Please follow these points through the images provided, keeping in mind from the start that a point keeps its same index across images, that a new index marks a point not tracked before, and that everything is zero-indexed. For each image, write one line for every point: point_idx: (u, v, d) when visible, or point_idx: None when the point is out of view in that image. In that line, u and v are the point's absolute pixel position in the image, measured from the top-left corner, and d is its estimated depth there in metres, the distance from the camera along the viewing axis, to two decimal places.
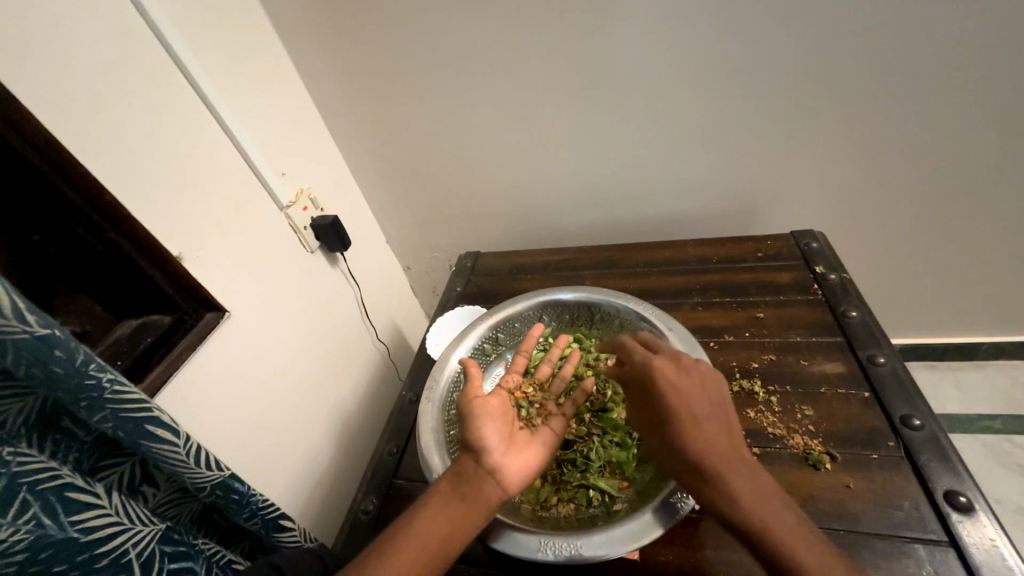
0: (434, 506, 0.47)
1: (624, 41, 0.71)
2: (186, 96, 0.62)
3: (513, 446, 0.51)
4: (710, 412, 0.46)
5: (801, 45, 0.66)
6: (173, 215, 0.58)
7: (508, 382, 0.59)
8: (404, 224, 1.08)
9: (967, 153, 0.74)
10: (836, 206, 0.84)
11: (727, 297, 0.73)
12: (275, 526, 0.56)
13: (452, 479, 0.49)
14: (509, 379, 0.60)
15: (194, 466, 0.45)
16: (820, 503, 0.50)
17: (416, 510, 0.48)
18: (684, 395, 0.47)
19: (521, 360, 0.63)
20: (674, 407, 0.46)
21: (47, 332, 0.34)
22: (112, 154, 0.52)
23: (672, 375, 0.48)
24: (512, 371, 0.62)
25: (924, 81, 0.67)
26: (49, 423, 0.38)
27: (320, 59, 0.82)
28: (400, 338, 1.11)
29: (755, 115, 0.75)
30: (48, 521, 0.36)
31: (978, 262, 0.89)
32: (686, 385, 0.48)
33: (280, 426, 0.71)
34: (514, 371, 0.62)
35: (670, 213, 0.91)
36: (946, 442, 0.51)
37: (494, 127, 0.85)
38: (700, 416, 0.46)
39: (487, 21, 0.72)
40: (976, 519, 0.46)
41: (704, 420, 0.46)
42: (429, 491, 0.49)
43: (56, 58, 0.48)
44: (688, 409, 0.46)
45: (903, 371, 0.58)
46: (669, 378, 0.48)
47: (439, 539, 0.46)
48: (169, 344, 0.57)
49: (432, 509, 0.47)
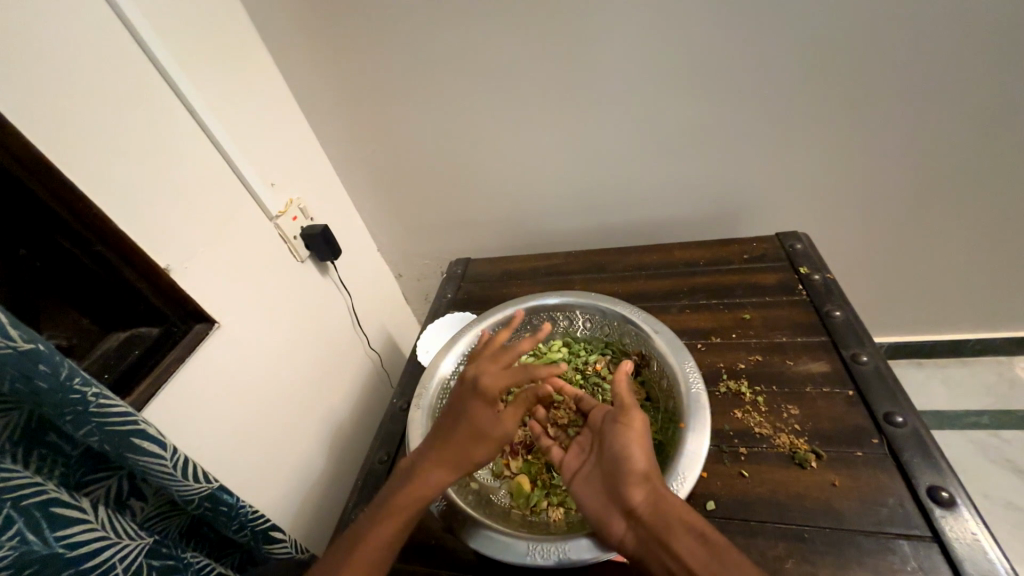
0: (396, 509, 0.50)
1: (608, 49, 0.72)
2: (172, 106, 0.62)
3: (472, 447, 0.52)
4: (655, 461, 0.49)
5: (780, 50, 0.68)
6: (160, 226, 0.58)
7: (499, 374, 0.53)
8: (394, 232, 1.08)
9: (943, 154, 0.76)
10: (820, 207, 0.86)
11: (714, 299, 0.74)
12: (265, 538, 0.55)
13: (417, 486, 0.51)
14: (488, 375, 0.53)
15: (182, 478, 0.45)
16: (806, 501, 0.51)
17: (377, 517, 0.50)
18: (639, 445, 0.49)
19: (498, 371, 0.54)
20: (620, 458, 0.48)
21: (32, 347, 0.34)
22: (97, 166, 0.52)
23: (633, 420, 0.50)
24: (496, 362, 0.55)
25: (899, 84, 0.69)
26: (35, 438, 0.38)
27: (307, 69, 0.83)
28: (391, 346, 1.11)
29: (739, 118, 0.76)
30: (32, 536, 0.35)
31: (959, 261, 0.91)
32: (645, 433, 0.50)
33: (270, 437, 0.71)
34: (499, 361, 0.55)
35: (657, 216, 0.92)
36: (928, 438, 0.52)
37: (482, 134, 0.86)
38: (645, 465, 0.47)
39: (474, 30, 0.73)
40: (958, 513, 0.47)
41: (652, 467, 0.48)
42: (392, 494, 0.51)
43: (39, 71, 0.48)
44: (638, 456, 0.48)
45: (886, 367, 0.59)
46: (633, 425, 0.50)
47: (395, 541, 0.50)
48: (156, 356, 0.57)
49: (393, 514, 0.50)
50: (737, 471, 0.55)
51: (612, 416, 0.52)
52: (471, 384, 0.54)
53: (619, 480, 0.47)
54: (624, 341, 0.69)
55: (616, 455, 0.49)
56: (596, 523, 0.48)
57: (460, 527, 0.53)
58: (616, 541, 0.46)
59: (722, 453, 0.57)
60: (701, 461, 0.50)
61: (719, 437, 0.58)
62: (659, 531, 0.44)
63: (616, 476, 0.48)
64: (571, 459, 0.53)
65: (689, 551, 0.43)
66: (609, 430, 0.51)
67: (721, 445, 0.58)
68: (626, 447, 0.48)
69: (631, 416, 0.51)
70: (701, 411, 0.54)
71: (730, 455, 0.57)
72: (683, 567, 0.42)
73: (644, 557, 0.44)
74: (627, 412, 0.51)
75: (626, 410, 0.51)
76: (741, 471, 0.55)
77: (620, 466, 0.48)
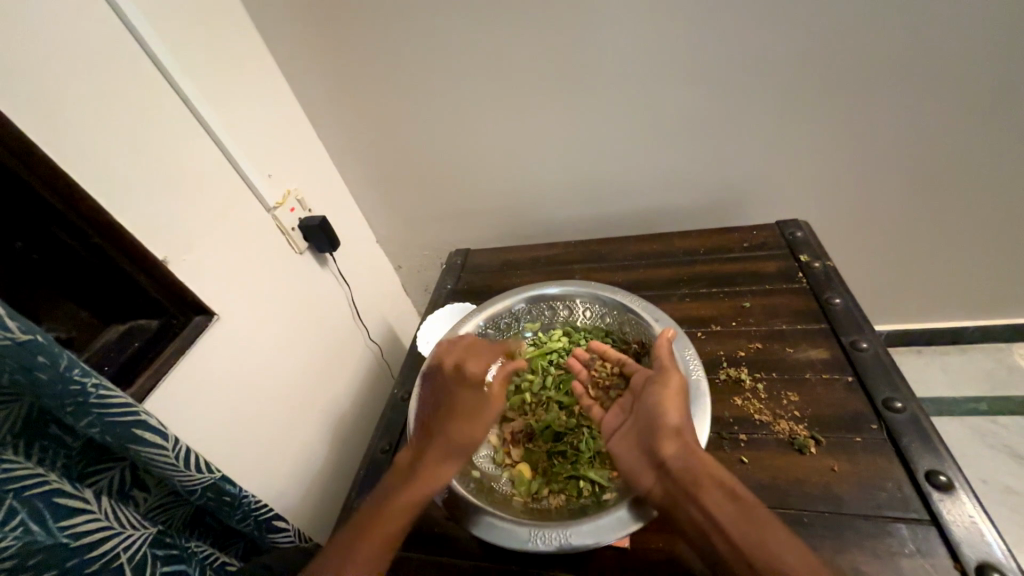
0: (399, 501, 0.50)
1: (607, 36, 0.71)
2: (167, 96, 0.61)
3: (478, 425, 0.54)
4: (688, 417, 0.50)
5: (782, 35, 0.67)
6: (157, 218, 0.58)
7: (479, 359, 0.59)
8: (392, 223, 1.08)
9: (945, 140, 0.75)
10: (820, 195, 0.85)
11: (713, 288, 0.74)
12: (268, 527, 0.56)
13: (417, 479, 0.51)
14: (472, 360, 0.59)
15: (184, 468, 0.45)
16: (806, 486, 0.51)
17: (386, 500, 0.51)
18: (674, 402, 0.50)
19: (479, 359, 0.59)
20: (657, 415, 0.50)
21: (30, 338, 0.34)
22: (92, 157, 0.52)
23: (672, 380, 0.52)
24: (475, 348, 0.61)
25: (903, 70, 0.68)
26: (36, 429, 0.38)
27: (302, 56, 0.81)
28: (391, 338, 1.11)
29: (739, 105, 0.75)
30: (36, 527, 0.36)
31: (960, 247, 0.91)
32: (683, 392, 0.51)
33: (272, 428, 0.71)
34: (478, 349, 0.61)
35: (657, 205, 0.92)
36: (927, 424, 0.52)
37: (480, 124, 0.85)
38: (678, 420, 0.49)
39: (471, 17, 0.72)
40: (956, 497, 0.47)
41: (688, 425, 0.49)
42: (394, 490, 0.51)
43: (31, 60, 0.47)
44: (672, 412, 0.49)
45: (885, 354, 0.59)
46: (669, 383, 0.52)
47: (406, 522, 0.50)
48: (157, 348, 0.57)
49: (397, 506, 0.50)
50: (737, 458, 0.55)
51: (652, 376, 0.54)
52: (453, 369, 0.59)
53: (654, 434, 0.49)
54: (624, 330, 0.69)
55: (651, 411, 0.51)
56: (626, 475, 0.50)
57: (462, 515, 0.53)
58: (644, 492, 0.47)
59: (722, 439, 0.57)
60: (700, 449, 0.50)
61: (719, 424, 0.59)
62: (688, 485, 0.45)
63: (651, 431, 0.49)
64: (612, 418, 0.56)
65: (717, 504, 0.44)
66: (646, 390, 0.53)
67: (722, 431, 0.58)
68: (661, 404, 0.50)
69: (669, 376, 0.53)
70: (701, 399, 0.54)
71: (730, 441, 0.57)
72: (710, 519, 0.43)
73: (671, 510, 0.45)
74: (666, 373, 0.53)
75: (666, 371, 0.53)
76: (741, 457, 0.55)
77: (654, 422, 0.50)
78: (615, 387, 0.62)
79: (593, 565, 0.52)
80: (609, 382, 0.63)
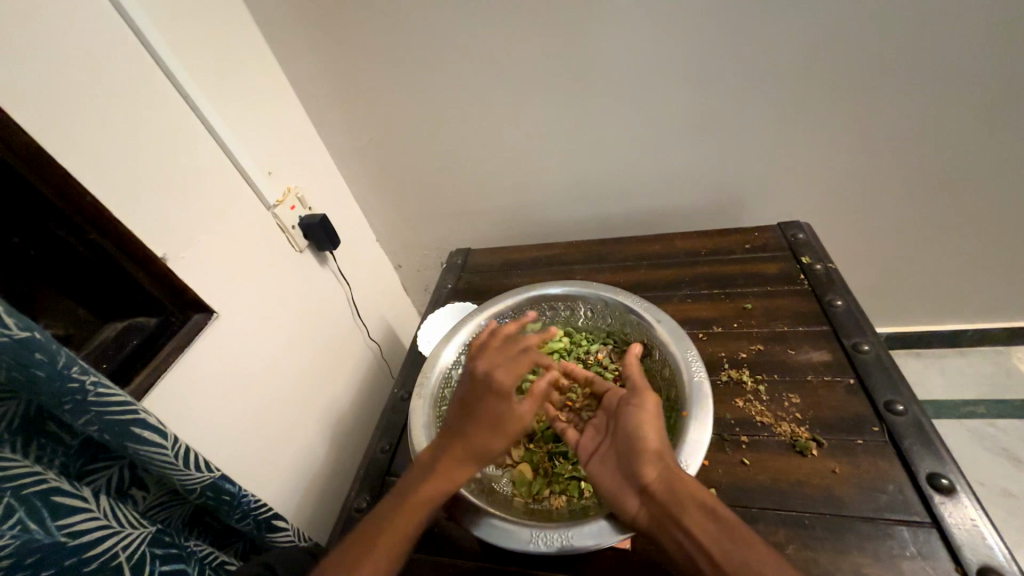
0: (413, 499, 0.50)
1: (610, 36, 0.70)
2: (167, 93, 0.60)
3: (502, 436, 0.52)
4: (667, 440, 0.49)
5: (787, 37, 0.67)
6: (156, 215, 0.58)
7: (511, 366, 0.55)
8: (393, 222, 1.07)
9: (948, 143, 0.75)
10: (821, 198, 0.85)
11: (715, 289, 0.74)
12: (267, 527, 0.55)
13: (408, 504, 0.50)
14: (501, 367, 0.55)
15: (183, 467, 0.45)
16: (807, 488, 0.51)
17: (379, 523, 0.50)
18: (652, 425, 0.49)
19: (515, 347, 0.57)
20: (635, 438, 0.49)
21: (28, 335, 0.34)
22: (89, 151, 0.51)
23: (647, 402, 0.51)
24: (506, 351, 0.57)
25: (906, 71, 0.68)
26: (33, 427, 0.38)
27: (304, 55, 0.81)
28: (391, 337, 1.11)
29: (741, 107, 0.75)
30: (34, 526, 0.35)
31: (961, 250, 0.91)
32: (659, 415, 0.50)
33: (270, 427, 0.71)
34: (512, 351, 0.57)
35: (658, 207, 0.92)
36: (928, 426, 0.52)
37: (482, 124, 0.85)
38: (658, 444, 0.48)
39: (473, 17, 0.72)
40: (957, 500, 0.47)
41: (667, 446, 0.49)
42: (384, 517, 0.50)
43: (31, 53, 0.47)
44: (651, 435, 0.49)
45: (887, 356, 0.59)
46: (645, 405, 0.51)
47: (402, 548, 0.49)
48: (156, 346, 0.57)
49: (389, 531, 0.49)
50: (738, 459, 0.55)
51: (626, 397, 0.53)
52: (471, 371, 0.57)
53: (633, 459, 0.48)
54: (627, 331, 0.68)
55: (628, 435, 0.50)
56: (609, 501, 0.48)
57: (462, 515, 0.53)
58: (630, 517, 0.46)
59: (723, 441, 0.57)
60: (702, 452, 0.50)
61: (720, 426, 0.59)
62: (671, 508, 0.44)
63: (631, 455, 0.48)
64: (587, 439, 0.54)
65: (700, 527, 0.43)
66: (622, 412, 0.52)
67: (723, 433, 0.58)
68: (639, 428, 0.49)
69: (645, 397, 0.52)
70: (704, 400, 0.53)
71: (731, 443, 0.57)
72: (696, 544, 0.43)
73: (656, 534, 0.45)
74: (640, 392, 0.52)
75: (641, 393, 0.52)
76: (742, 459, 0.55)
77: (633, 445, 0.49)
78: (588, 407, 0.60)
79: (594, 567, 0.52)
80: (581, 403, 0.61)
